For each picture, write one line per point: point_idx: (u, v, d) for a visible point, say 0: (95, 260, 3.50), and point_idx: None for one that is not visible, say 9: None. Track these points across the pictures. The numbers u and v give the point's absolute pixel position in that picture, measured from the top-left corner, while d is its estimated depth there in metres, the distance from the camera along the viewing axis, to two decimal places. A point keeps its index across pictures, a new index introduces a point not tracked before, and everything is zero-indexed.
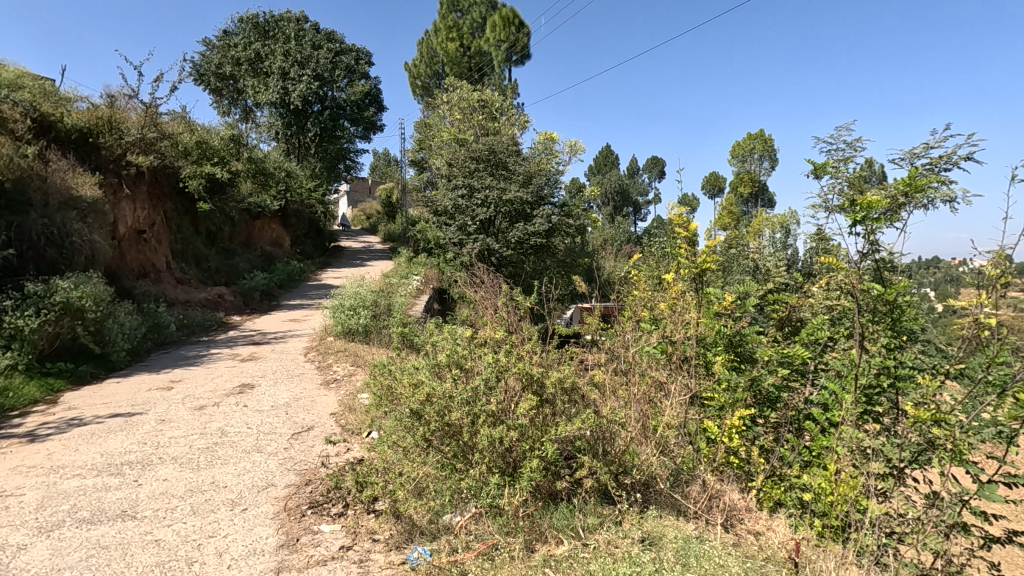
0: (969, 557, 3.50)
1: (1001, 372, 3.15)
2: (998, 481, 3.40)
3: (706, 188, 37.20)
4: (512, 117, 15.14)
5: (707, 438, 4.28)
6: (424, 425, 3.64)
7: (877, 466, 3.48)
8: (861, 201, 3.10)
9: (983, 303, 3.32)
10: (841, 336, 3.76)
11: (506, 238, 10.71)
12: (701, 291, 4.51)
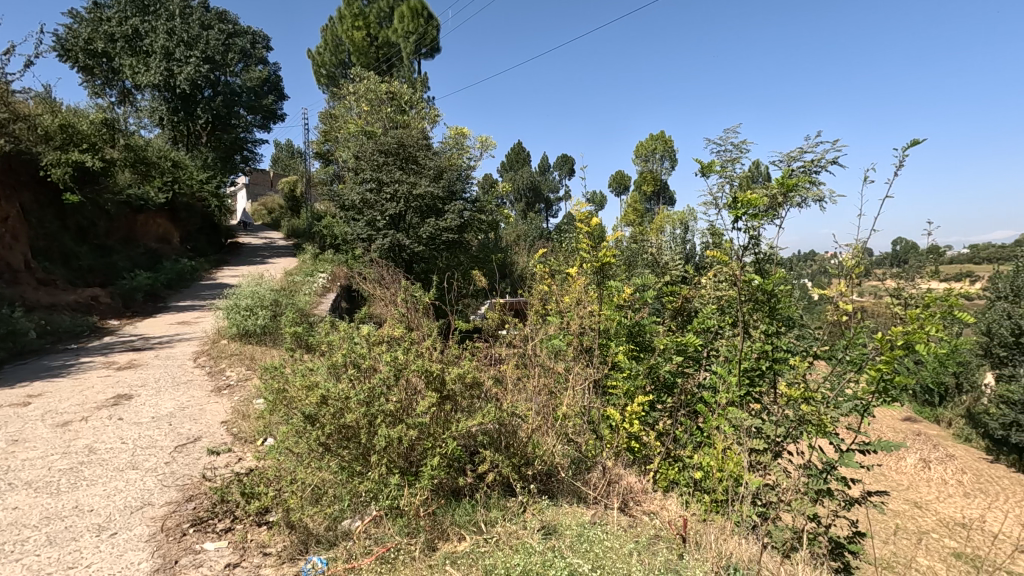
0: (832, 518, 3.89)
1: (858, 351, 3.54)
2: (854, 448, 3.81)
3: (613, 186, 38.62)
4: (421, 111, 14.87)
5: (608, 425, 4.43)
6: (319, 429, 3.41)
7: (757, 442, 3.76)
8: (742, 198, 3.36)
9: (842, 289, 3.68)
10: (727, 324, 4.01)
11: (417, 233, 10.41)
12: (603, 284, 4.65)
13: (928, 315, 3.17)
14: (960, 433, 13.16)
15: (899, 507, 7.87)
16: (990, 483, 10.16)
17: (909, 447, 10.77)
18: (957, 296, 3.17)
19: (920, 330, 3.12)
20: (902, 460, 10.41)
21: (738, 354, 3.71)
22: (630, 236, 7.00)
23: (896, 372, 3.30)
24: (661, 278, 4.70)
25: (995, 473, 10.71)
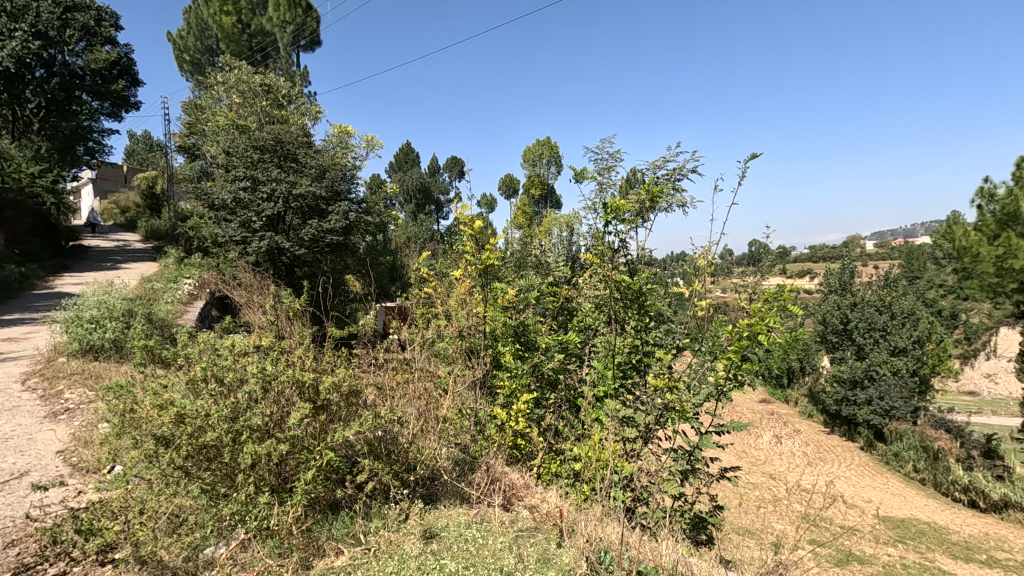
0: (695, 495, 4.25)
1: (715, 341, 3.92)
2: (712, 430, 4.21)
3: (503, 189, 39.26)
4: (302, 106, 14.07)
5: (493, 424, 4.49)
6: (174, 450, 3.06)
7: (629, 431, 4.01)
8: (611, 204, 3.54)
9: (699, 287, 4.01)
10: (601, 322, 4.20)
11: (298, 236, 9.80)
12: (488, 286, 4.67)
13: (767, 309, 3.58)
14: (805, 410, 15.05)
15: (757, 477, 8.87)
16: (827, 451, 11.76)
17: (765, 425, 12.14)
18: (791, 291, 3.61)
19: (762, 323, 3.52)
20: (759, 437, 11.71)
21: (611, 350, 3.92)
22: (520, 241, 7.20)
23: (745, 359, 3.73)
24: (541, 279, 4.82)
25: (831, 443, 12.43)
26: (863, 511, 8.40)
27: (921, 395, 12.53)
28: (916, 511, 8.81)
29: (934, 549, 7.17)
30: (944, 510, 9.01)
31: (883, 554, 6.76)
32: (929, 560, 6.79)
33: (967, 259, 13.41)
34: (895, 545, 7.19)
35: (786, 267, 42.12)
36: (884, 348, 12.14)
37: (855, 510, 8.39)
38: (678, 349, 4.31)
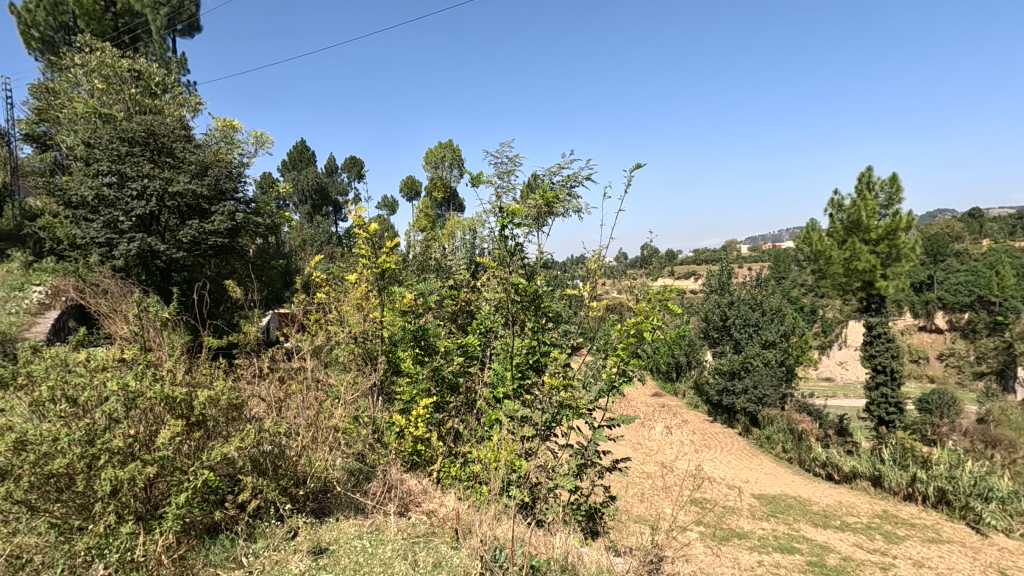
0: (590, 487, 4.43)
1: (607, 340, 4.11)
2: (603, 425, 4.30)
3: (404, 192, 38.46)
4: (179, 96, 12.88)
5: (388, 432, 4.31)
6: (14, 482, 2.65)
7: (526, 430, 3.96)
8: (507, 209, 3.54)
9: (590, 288, 4.11)
10: (498, 324, 4.14)
11: (176, 238, 8.94)
12: (385, 291, 4.31)
13: (652, 307, 3.83)
14: (692, 401, 16.24)
15: (650, 467, 9.42)
16: (711, 438, 12.77)
17: (657, 416, 12.96)
18: (671, 291, 3.91)
19: (647, 320, 3.78)
20: (651, 429, 12.46)
21: (509, 351, 3.87)
22: (423, 244, 7.13)
23: (633, 355, 3.98)
24: (441, 282, 4.68)
25: (714, 430, 13.52)
26: (741, 491, 9.22)
27: (787, 382, 14.03)
28: (785, 487, 9.83)
29: (801, 520, 8.02)
30: (807, 484, 10.16)
31: (758, 529, 7.49)
32: (796, 529, 7.60)
33: (822, 261, 15.34)
34: (768, 519, 8.00)
35: (673, 268, 45.36)
36: (757, 342, 13.42)
37: (734, 490, 9.19)
38: (574, 348, 4.43)
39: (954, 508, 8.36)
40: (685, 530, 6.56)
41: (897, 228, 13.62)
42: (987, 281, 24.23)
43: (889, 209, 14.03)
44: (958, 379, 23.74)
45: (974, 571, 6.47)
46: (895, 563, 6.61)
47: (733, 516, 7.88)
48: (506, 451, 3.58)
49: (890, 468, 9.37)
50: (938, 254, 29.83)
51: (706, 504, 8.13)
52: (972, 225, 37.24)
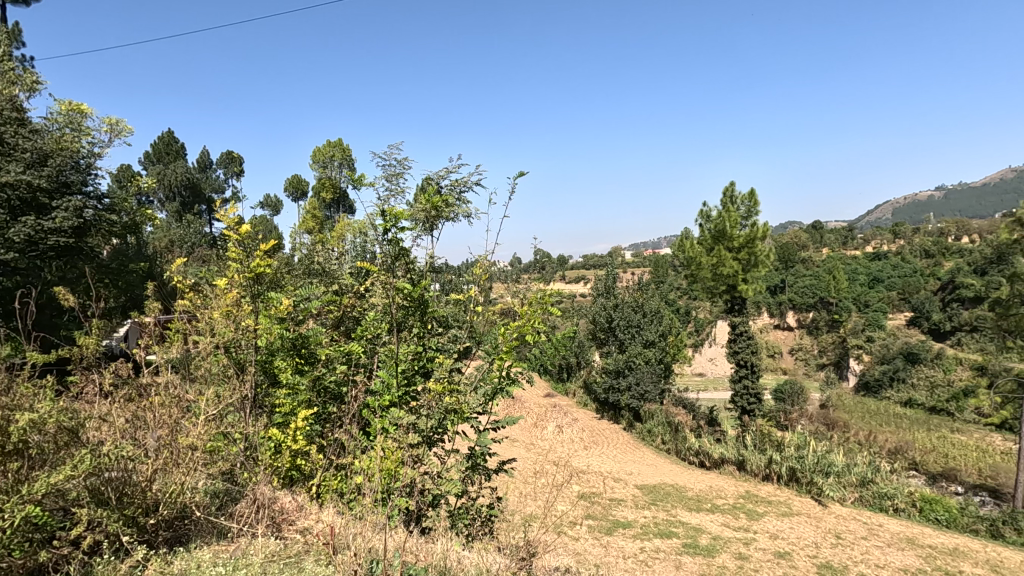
0: (478, 489, 4.10)
1: (494, 341, 3.66)
2: (487, 429, 3.83)
3: (289, 190, 36.05)
4: (11, 71, 11.07)
5: (261, 450, 3.82)
6: None
7: (412, 435, 3.30)
8: (389, 208, 2.83)
9: (476, 292, 3.67)
10: (383, 332, 3.53)
11: (5, 237, 7.67)
12: (260, 297, 3.54)
13: (533, 310, 3.51)
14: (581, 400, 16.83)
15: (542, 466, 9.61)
16: (599, 435, 13.36)
17: (549, 416, 13.27)
18: (551, 294, 3.59)
19: (530, 323, 3.38)
20: (544, 429, 12.72)
21: (393, 358, 3.29)
22: (307, 246, 6.69)
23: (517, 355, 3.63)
24: (322, 287, 4.08)
25: (601, 427, 14.15)
26: (626, 484, 9.73)
27: (665, 379, 15.08)
28: (664, 476, 10.55)
29: (678, 506, 8.65)
30: (683, 473, 10.98)
31: (641, 517, 7.91)
32: (673, 515, 8.16)
33: (694, 267, 16.68)
34: (650, 507, 8.53)
35: (563, 272, 47.05)
36: (639, 341, 14.29)
37: (620, 483, 9.68)
38: (463, 353, 3.89)
39: (801, 484, 9.51)
40: (574, 524, 6.83)
41: (755, 237, 15.15)
42: (826, 284, 27.88)
43: (748, 220, 15.48)
44: (806, 370, 27.05)
45: (817, 538, 7.41)
46: (756, 537, 7.36)
47: (618, 508, 8.27)
48: (390, 463, 3.14)
49: (751, 453, 10.41)
50: (788, 261, 33.84)
51: (593, 498, 8.48)
52: (814, 236, 42.71)
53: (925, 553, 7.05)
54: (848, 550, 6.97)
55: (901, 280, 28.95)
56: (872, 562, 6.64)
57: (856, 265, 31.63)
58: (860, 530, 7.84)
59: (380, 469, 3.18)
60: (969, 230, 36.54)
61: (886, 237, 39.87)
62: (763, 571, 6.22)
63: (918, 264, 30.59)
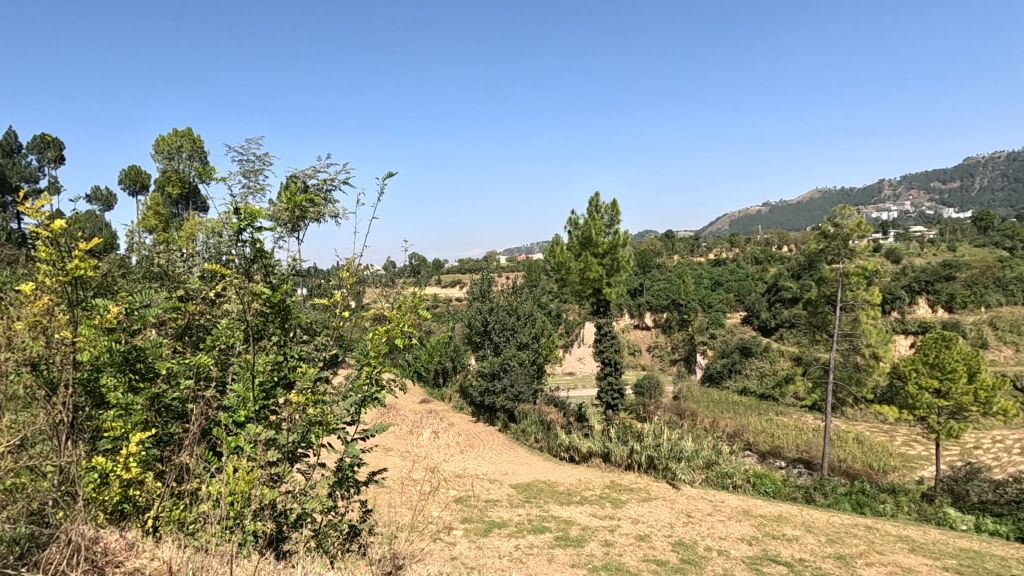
0: (346, 504, 3.67)
1: (364, 347, 3.27)
2: (356, 438, 3.51)
3: (124, 183, 31.65)
4: None
5: (82, 484, 2.59)
6: None
7: (270, 455, 2.77)
8: (243, 206, 2.37)
9: (342, 297, 3.32)
10: (236, 341, 2.96)
11: None
12: (83, 304, 2.61)
13: (403, 315, 3.18)
14: (457, 404, 16.67)
15: (417, 473, 9.36)
16: (474, 438, 13.36)
17: (425, 422, 12.97)
18: (423, 296, 3.31)
19: (397, 328, 3.14)
20: (419, 435, 12.42)
21: (251, 367, 2.79)
22: (142, 245, 5.85)
23: (388, 361, 3.26)
24: (162, 293, 3.27)
25: (477, 430, 14.18)
26: (501, 484, 9.87)
27: (538, 379, 15.56)
28: (537, 473, 10.90)
29: (550, 502, 8.91)
30: (554, 469, 11.39)
31: (515, 516, 8.04)
32: (546, 511, 8.43)
33: (563, 271, 17.39)
34: (524, 505, 8.71)
35: (438, 277, 46.65)
36: (513, 344, 14.57)
37: (495, 484, 9.78)
38: (331, 362, 3.53)
39: (658, 470, 10.34)
40: (449, 531, 6.74)
41: (617, 244, 16.19)
42: (677, 288, 30.81)
43: (611, 229, 16.41)
44: (661, 365, 29.67)
45: (671, 519, 8.08)
46: (620, 524, 7.84)
47: (493, 508, 8.33)
48: (245, 488, 2.61)
49: (616, 445, 11.09)
50: (645, 266, 36.87)
51: (469, 501, 8.46)
52: (668, 244, 46.94)
53: (757, 522, 8.04)
54: (696, 527, 7.70)
55: (737, 283, 32.90)
56: (717, 535, 7.40)
57: (701, 270, 35.34)
58: (706, 507, 8.72)
59: (225, 493, 2.60)
60: (787, 241, 42.65)
61: (724, 246, 45.14)
62: (626, 555, 6.64)
63: (749, 270, 35.04)
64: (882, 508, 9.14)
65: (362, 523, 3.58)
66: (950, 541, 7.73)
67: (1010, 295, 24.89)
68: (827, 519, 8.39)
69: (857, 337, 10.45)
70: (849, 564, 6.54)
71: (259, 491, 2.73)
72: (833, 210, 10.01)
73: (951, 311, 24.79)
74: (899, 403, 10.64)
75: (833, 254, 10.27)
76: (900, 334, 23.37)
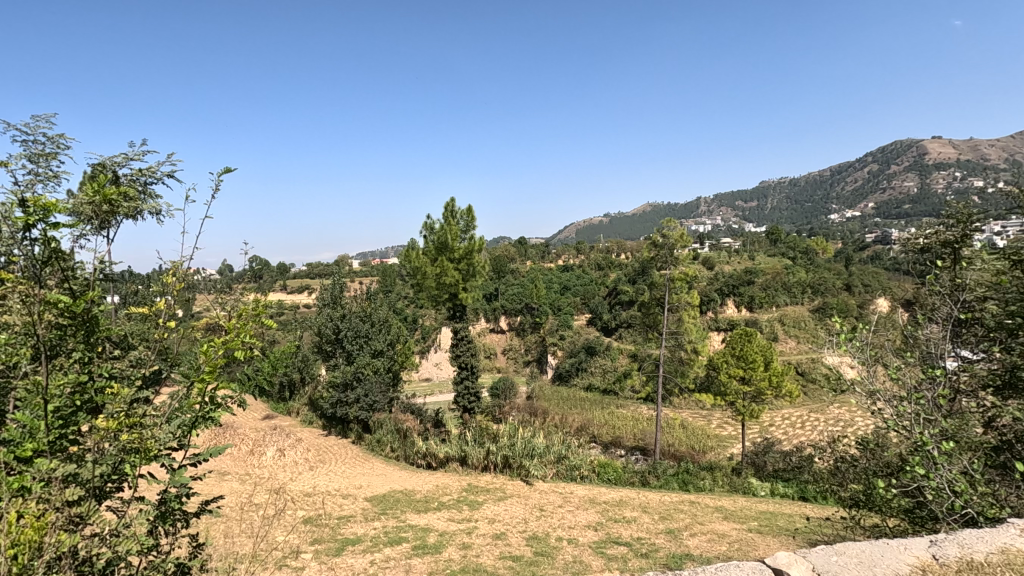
0: (171, 541, 3.19)
1: (193, 361, 2.88)
2: (184, 464, 3.08)
3: None
4: None
5: None
6: None
7: (69, 494, 2.29)
8: (32, 199, 1.94)
9: (166, 306, 2.90)
10: (23, 359, 2.42)
11: None
12: None
13: (243, 323, 2.88)
14: (305, 417, 15.55)
15: (259, 497, 8.54)
16: (325, 453, 12.56)
17: (268, 440, 11.87)
18: (267, 303, 3.02)
19: (237, 339, 2.84)
20: (261, 455, 11.34)
21: (45, 389, 2.27)
22: None
23: (224, 377, 2.92)
24: None
25: (328, 444, 13.38)
26: (354, 498, 9.42)
27: (394, 386, 15.18)
28: (393, 484, 10.60)
29: (407, 511, 8.73)
30: (411, 477, 11.18)
31: (370, 530, 7.73)
32: (403, 520, 8.24)
33: (419, 276, 17.14)
34: (380, 517, 8.42)
35: (284, 282, 43.25)
36: (367, 351, 13.97)
37: (349, 499, 9.32)
38: (152, 379, 3.06)
39: (513, 469, 10.70)
40: (297, 556, 6.26)
41: (473, 250, 16.40)
42: (529, 292, 32.21)
43: (466, 234, 16.59)
44: (515, 367, 30.77)
45: (526, 514, 8.40)
46: (477, 525, 7.95)
47: (347, 525, 7.92)
48: (39, 534, 2.07)
49: (472, 448, 11.21)
50: (500, 271, 37.94)
51: (320, 521, 7.95)
52: (521, 250, 48.78)
53: (602, 509, 8.70)
54: (548, 520, 8.10)
55: (582, 288, 35.31)
56: (566, 525, 7.87)
57: (551, 275, 37.33)
58: (557, 499, 9.22)
59: (8, 547, 2.08)
60: (625, 248, 46.91)
61: (571, 252, 48.23)
62: (483, 555, 6.75)
63: (593, 275, 37.88)
64: (702, 483, 10.46)
65: (193, 559, 3.16)
66: (754, 506, 9.11)
67: (793, 296, 30.08)
68: (659, 499, 9.37)
69: (681, 335, 11.87)
70: (677, 537, 7.38)
71: (55, 537, 2.21)
72: (661, 223, 11.14)
73: (752, 310, 29.27)
74: (714, 391, 12.26)
75: (661, 261, 11.47)
76: (715, 331, 26.99)
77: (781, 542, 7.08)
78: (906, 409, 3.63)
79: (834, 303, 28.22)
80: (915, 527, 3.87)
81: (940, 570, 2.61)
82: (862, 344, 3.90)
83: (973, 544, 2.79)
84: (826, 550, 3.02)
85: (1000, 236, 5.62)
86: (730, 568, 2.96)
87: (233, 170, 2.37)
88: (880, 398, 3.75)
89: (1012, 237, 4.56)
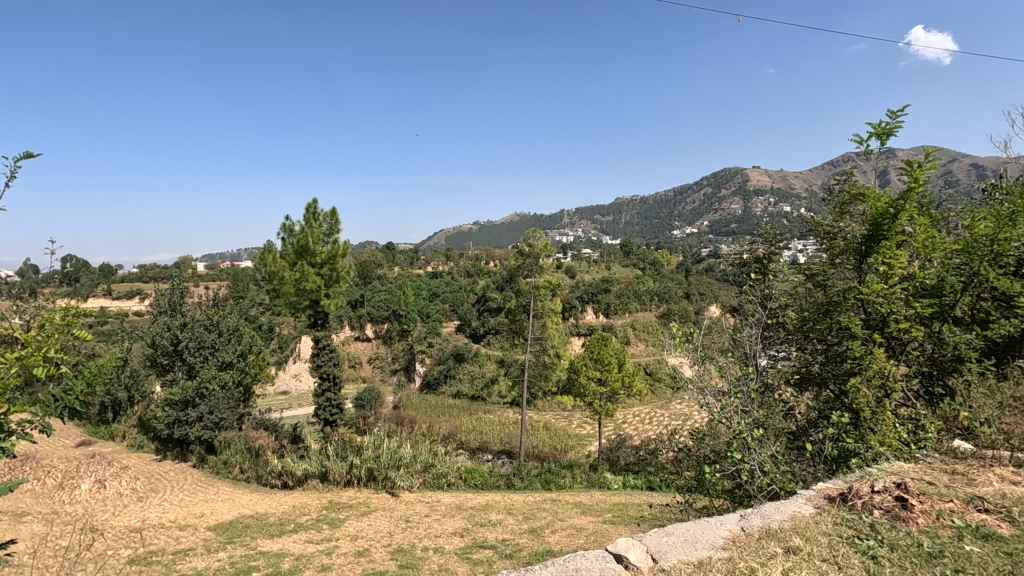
0: None
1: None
2: None
3: None
4: None
5: None
6: None
7: None
8: None
9: None
10: None
11: None
12: None
13: (47, 335, 2.45)
14: (132, 442, 13.55)
15: (70, 538, 7.28)
16: (158, 481, 11.08)
17: (84, 471, 10.15)
18: (81, 312, 2.61)
19: (37, 355, 2.40)
20: (74, 489, 9.65)
21: None
22: None
23: (18, 400, 2.45)
24: None
25: (162, 470, 11.84)
26: (194, 529, 8.45)
27: (245, 401, 13.91)
28: (242, 508, 9.69)
29: (258, 537, 8.04)
30: (263, 499, 10.30)
31: (214, 562, 7.00)
32: (254, 548, 7.58)
33: (275, 281, 15.99)
34: (226, 547, 7.65)
35: (108, 287, 37.43)
36: (213, 364, 12.60)
37: (187, 530, 8.34)
38: None
39: (378, 481, 10.39)
40: None
41: (336, 254, 15.70)
42: (396, 299, 31.51)
43: (330, 237, 15.83)
44: (382, 376, 29.96)
45: (391, 528, 8.20)
46: (338, 544, 7.58)
47: (184, 560, 7.09)
48: None
49: (334, 462, 10.64)
50: (365, 277, 36.62)
51: (150, 559, 7.00)
52: (388, 256, 47.41)
53: (468, 514, 8.80)
54: (414, 531, 7.99)
55: (451, 294, 35.36)
56: (432, 534, 7.84)
57: (419, 282, 36.84)
58: (423, 509, 9.14)
59: None
60: (493, 256, 47.89)
61: (440, 258, 48.08)
62: None
63: (462, 282, 38.13)
64: (563, 481, 11.05)
65: None
66: (607, 498, 9.84)
67: (642, 303, 32.95)
68: (523, 500, 9.71)
69: (545, 340, 12.47)
70: (539, 535, 7.71)
71: None
72: (527, 233, 11.43)
73: (607, 316, 31.58)
74: (574, 393, 13.02)
75: (527, 269, 11.97)
76: (575, 336, 28.64)
77: (630, 530, 7.74)
78: (728, 403, 4.16)
79: (676, 309, 31.45)
80: (734, 505, 4.47)
81: (746, 539, 3.05)
82: (695, 346, 4.40)
83: (771, 514, 3.31)
84: (658, 532, 3.34)
85: (797, 255, 6.75)
86: (578, 558, 3.16)
87: (32, 155, 2.03)
88: (708, 394, 4.28)
89: (807, 255, 5.50)
